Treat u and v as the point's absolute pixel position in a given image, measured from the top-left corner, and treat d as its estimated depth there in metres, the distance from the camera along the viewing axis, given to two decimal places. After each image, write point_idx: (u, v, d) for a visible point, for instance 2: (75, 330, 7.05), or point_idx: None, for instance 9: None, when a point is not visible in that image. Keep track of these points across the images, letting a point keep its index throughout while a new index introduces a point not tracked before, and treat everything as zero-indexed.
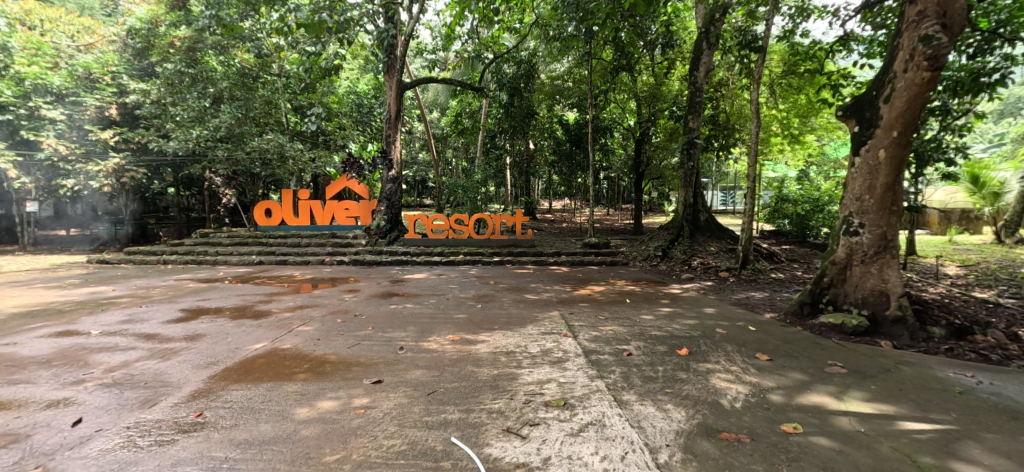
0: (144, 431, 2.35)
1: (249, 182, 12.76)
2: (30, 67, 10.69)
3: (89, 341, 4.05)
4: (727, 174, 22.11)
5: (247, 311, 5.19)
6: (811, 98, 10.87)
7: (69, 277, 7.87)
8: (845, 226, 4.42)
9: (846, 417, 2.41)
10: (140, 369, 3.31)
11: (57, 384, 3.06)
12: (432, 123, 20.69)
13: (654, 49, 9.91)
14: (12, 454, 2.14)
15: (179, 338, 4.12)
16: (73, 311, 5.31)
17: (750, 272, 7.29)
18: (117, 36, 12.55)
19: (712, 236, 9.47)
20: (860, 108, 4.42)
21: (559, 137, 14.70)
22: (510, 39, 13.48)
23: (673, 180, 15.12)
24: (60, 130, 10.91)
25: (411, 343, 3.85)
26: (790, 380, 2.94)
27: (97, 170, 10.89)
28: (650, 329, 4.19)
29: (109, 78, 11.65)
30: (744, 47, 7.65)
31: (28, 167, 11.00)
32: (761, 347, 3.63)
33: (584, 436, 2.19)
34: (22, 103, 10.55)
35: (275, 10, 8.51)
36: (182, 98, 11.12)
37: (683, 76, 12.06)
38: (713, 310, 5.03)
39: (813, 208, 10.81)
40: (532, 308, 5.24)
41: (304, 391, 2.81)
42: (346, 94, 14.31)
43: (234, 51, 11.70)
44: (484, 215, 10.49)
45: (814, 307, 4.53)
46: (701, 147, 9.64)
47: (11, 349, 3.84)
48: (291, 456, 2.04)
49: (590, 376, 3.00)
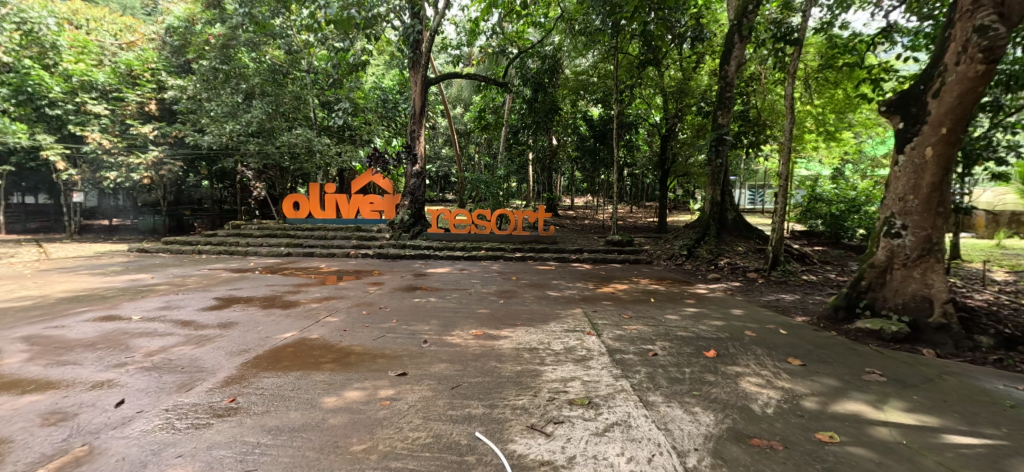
0: (182, 414, 2.45)
1: (279, 176, 13.17)
2: (78, 64, 11.52)
3: (130, 326, 4.24)
4: (757, 172, 21.48)
5: (277, 301, 5.34)
6: (848, 93, 10.48)
7: (112, 265, 8.26)
8: (886, 228, 4.23)
9: (885, 427, 2.30)
10: (177, 355, 3.44)
11: (101, 366, 3.21)
12: (456, 118, 20.67)
13: (684, 44, 9.63)
14: (62, 432, 2.26)
15: (213, 325, 4.27)
16: (116, 297, 5.58)
17: (781, 273, 7.06)
18: (156, 35, 13.20)
19: (740, 236, 9.21)
20: (905, 103, 4.20)
21: (582, 133, 14.76)
22: (536, 33, 13.39)
23: (700, 178, 14.79)
24: (105, 125, 11.58)
25: (434, 336, 3.89)
26: (823, 386, 2.83)
27: (137, 163, 11.45)
28: (676, 329, 4.10)
29: (149, 75, 12.28)
30: (779, 40, 7.37)
31: (75, 159, 11.78)
32: (793, 351, 3.51)
33: (610, 436, 2.16)
34: (69, 99, 11.43)
35: (306, 7, 8.88)
36: (216, 94, 11.61)
37: (713, 71, 11.78)
38: (741, 312, 4.90)
39: (848, 209, 10.41)
40: (554, 305, 5.22)
41: (331, 381, 2.87)
42: (372, 90, 14.47)
43: (265, 48, 11.97)
44: (506, 212, 10.49)
45: (850, 312, 4.34)
46: (731, 143, 9.34)
47: (60, 331, 4.07)
48: (319, 444, 2.08)
49: (614, 375, 2.97)
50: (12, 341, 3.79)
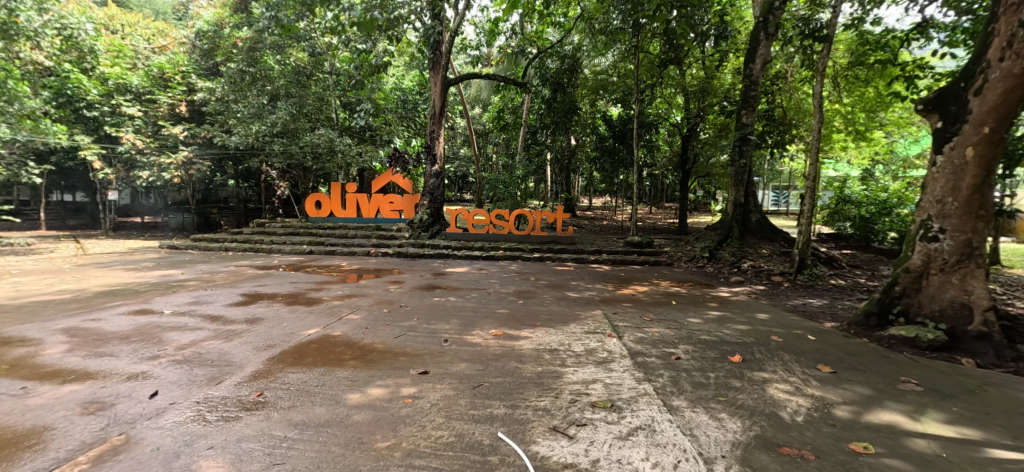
0: (212, 407, 2.52)
1: (301, 175, 13.47)
2: (113, 68, 12.03)
3: (162, 320, 4.39)
4: (782, 173, 20.91)
5: (300, 298, 5.45)
6: (880, 91, 10.12)
7: (144, 261, 8.58)
8: (923, 231, 4.06)
9: (923, 439, 2.21)
10: (207, 349, 3.55)
11: (135, 358, 3.33)
12: (474, 119, 20.77)
13: (707, 42, 9.45)
14: (100, 421, 2.35)
15: (240, 321, 4.39)
16: (148, 291, 5.79)
17: (807, 276, 6.87)
18: (187, 39, 13.65)
19: (764, 238, 8.99)
20: (945, 102, 4.02)
21: (601, 133, 14.64)
22: (555, 33, 13.36)
23: (722, 179, 14.49)
24: (138, 126, 12.08)
25: (455, 335, 3.91)
26: (856, 394, 2.74)
27: (168, 163, 11.87)
28: (699, 333, 4.02)
29: (179, 78, 12.73)
30: (808, 37, 7.15)
31: (111, 159, 12.30)
32: (822, 358, 3.40)
33: (634, 440, 2.13)
34: (105, 101, 11.96)
35: (330, 9, 9.08)
36: (243, 96, 11.94)
37: (736, 69, 11.55)
38: (766, 316, 4.78)
39: (879, 211, 10.04)
40: (573, 306, 5.18)
41: (355, 378, 2.91)
42: (392, 90, 14.57)
43: (290, 51, 12.23)
44: (525, 212, 10.47)
45: (882, 318, 4.19)
46: (756, 143, 9.12)
47: (97, 324, 4.24)
48: (344, 440, 2.11)
49: (637, 378, 2.93)
50: (53, 332, 3.97)
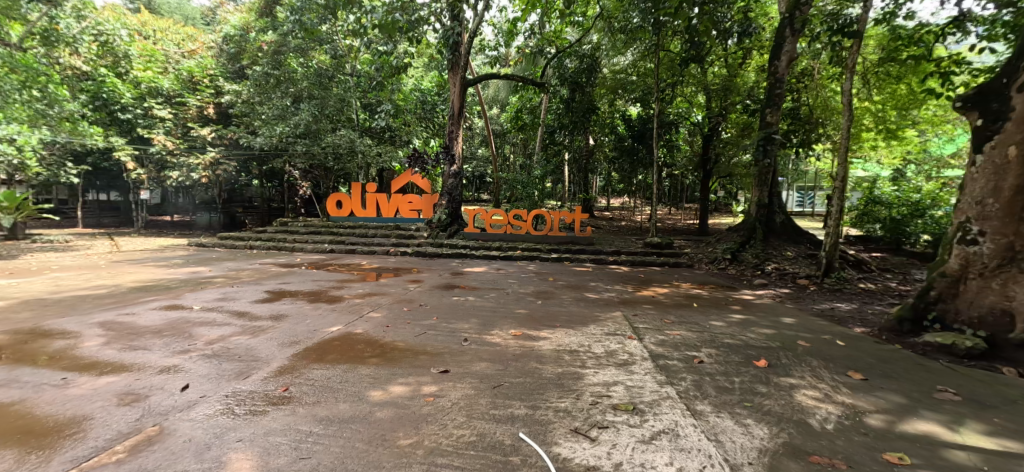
0: (241, 401, 2.59)
1: (323, 176, 13.74)
2: (146, 72, 12.50)
3: (191, 315, 4.54)
4: (808, 173, 20.32)
5: (323, 296, 5.56)
6: (913, 88, 9.74)
7: (174, 258, 8.88)
8: (961, 234, 3.89)
9: (963, 451, 2.11)
10: (234, 344, 3.65)
11: (167, 352, 3.45)
12: (492, 119, 20.85)
13: (730, 39, 9.27)
14: (136, 412, 2.45)
15: (265, 317, 4.50)
16: (178, 287, 5.99)
17: (835, 280, 6.66)
18: (215, 43, 14.09)
19: (789, 240, 8.76)
20: (985, 99, 3.86)
21: (620, 133, 14.50)
22: (573, 33, 13.31)
23: (745, 179, 14.18)
24: (169, 128, 12.55)
25: (474, 335, 3.93)
26: (889, 402, 2.64)
27: (197, 163, 12.29)
28: (722, 336, 3.95)
29: (208, 81, 13.17)
30: (837, 33, 6.92)
31: (143, 160, 12.81)
32: (853, 364, 3.30)
33: (657, 444, 2.11)
34: (139, 104, 12.47)
35: (352, 13, 9.26)
36: (268, 98, 12.24)
37: (760, 67, 11.30)
38: (791, 320, 4.66)
39: (912, 212, 9.66)
40: (592, 307, 5.15)
41: (377, 375, 2.94)
42: (412, 91, 14.71)
43: (313, 54, 12.48)
44: (543, 212, 10.45)
45: (916, 325, 4.04)
46: (781, 143, 8.89)
47: (131, 318, 4.41)
48: (368, 436, 2.14)
49: (659, 381, 2.89)
50: (90, 326, 4.14)
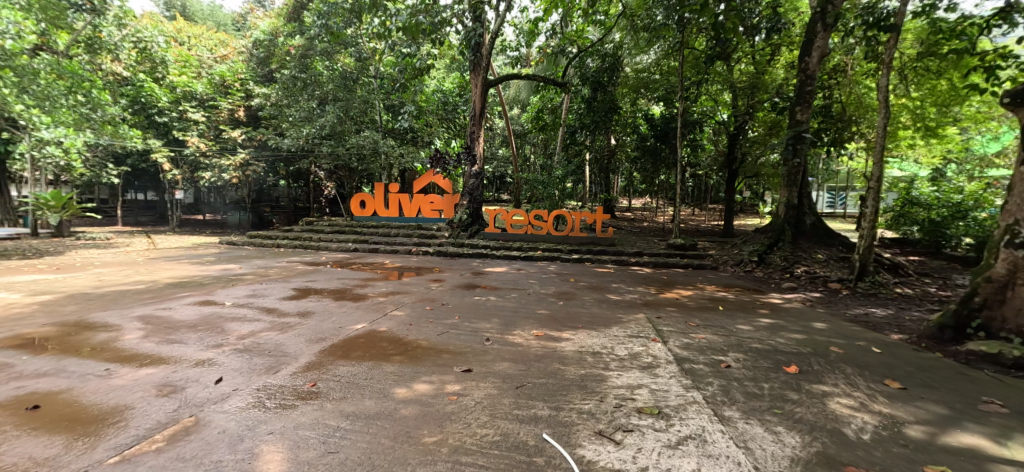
0: (271, 394, 2.66)
1: (347, 176, 14.01)
2: (181, 77, 13.02)
3: (223, 311, 4.70)
4: (840, 173, 19.59)
5: (348, 294, 5.68)
6: (955, 83, 9.28)
7: (206, 255, 9.22)
8: (1009, 237, 3.68)
9: (1011, 466, 2.00)
10: (264, 339, 3.76)
11: (202, 346, 3.58)
12: (513, 119, 20.88)
13: (757, 35, 9.02)
14: (173, 403, 2.55)
15: (293, 314, 4.62)
16: (211, 284, 6.22)
17: (869, 284, 6.41)
18: (245, 48, 14.56)
19: (819, 243, 8.46)
20: None
21: (643, 132, 14.30)
22: (595, 31, 13.20)
23: (772, 179, 13.77)
24: (202, 130, 13.09)
25: (496, 335, 3.94)
26: (930, 413, 2.52)
27: (228, 164, 12.74)
28: (749, 341, 3.85)
29: (238, 84, 13.64)
30: (873, 27, 6.64)
31: (178, 161, 13.37)
32: (890, 372, 3.16)
33: (684, 450, 2.07)
34: (174, 108, 13.03)
35: (377, 16, 9.43)
36: (295, 101, 12.56)
37: (790, 63, 10.96)
38: (823, 325, 4.50)
39: (953, 214, 9.19)
40: (615, 309, 5.09)
41: (401, 373, 2.98)
42: (434, 93, 14.83)
43: (338, 57, 12.63)
44: (563, 213, 10.39)
45: (959, 332, 3.84)
46: (812, 142, 8.59)
47: (167, 313, 4.59)
48: (393, 433, 2.17)
49: (684, 385, 2.84)
50: (130, 319, 4.34)
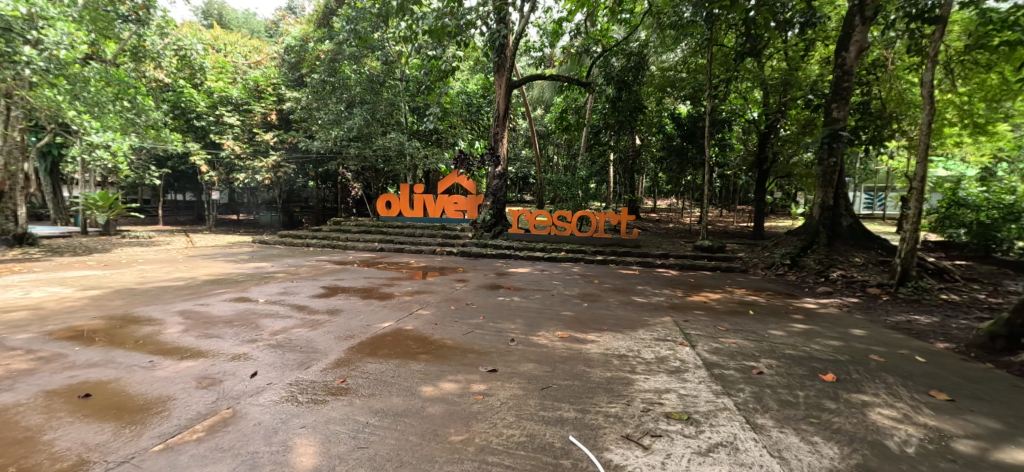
0: (303, 389, 2.74)
1: (374, 177, 14.29)
2: (218, 82, 13.54)
3: (257, 308, 4.87)
4: (879, 173, 18.74)
5: (374, 292, 5.79)
6: (1006, 77, 8.74)
7: (240, 254, 9.58)
8: None
9: None
10: (295, 335, 3.88)
11: (237, 340, 3.72)
12: (536, 120, 20.86)
13: (791, 31, 8.73)
14: (212, 395, 2.65)
15: (323, 311, 4.75)
16: (245, 281, 6.46)
17: (911, 289, 6.11)
18: (277, 54, 15.07)
19: (857, 246, 8.07)
20: None
21: (668, 132, 14.05)
22: (621, 30, 13.05)
23: (806, 179, 13.30)
24: (237, 133, 13.67)
25: (521, 335, 3.94)
26: (981, 427, 2.38)
27: (261, 166, 13.23)
28: (782, 347, 3.73)
29: (271, 89, 14.16)
30: (916, 19, 6.32)
31: (215, 163, 13.96)
32: (935, 383, 3.00)
33: (715, 457, 2.02)
34: (211, 113, 13.64)
35: (404, 20, 9.58)
36: (325, 104, 12.90)
37: (825, 59, 10.56)
38: (861, 332, 4.31)
39: (1004, 216, 8.66)
40: (641, 311, 5.02)
41: (427, 372, 3.02)
42: (458, 94, 14.96)
43: (365, 61, 13.01)
44: (587, 213, 10.30)
45: (1012, 342, 3.61)
46: (849, 140, 8.25)
47: (205, 308, 4.79)
48: (421, 430, 2.20)
49: (715, 391, 2.77)
50: (171, 314, 4.55)
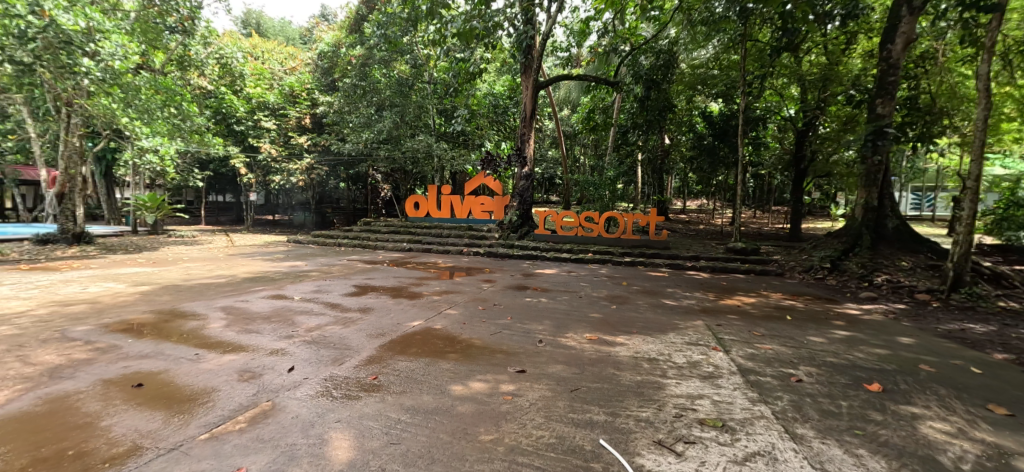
0: (337, 385, 2.82)
1: (403, 178, 14.54)
2: (256, 89, 14.10)
3: (293, 305, 5.05)
4: (928, 171, 17.69)
5: (404, 292, 5.90)
6: None
7: (276, 253, 9.94)
8: None
9: None
10: (329, 332, 4.00)
11: (275, 336, 3.87)
12: (563, 120, 20.75)
13: (831, 24, 8.34)
14: (253, 388, 2.77)
15: (355, 309, 4.87)
16: (281, 279, 6.70)
17: (965, 296, 5.74)
18: (311, 59, 15.57)
19: (904, 249, 7.59)
20: None
21: (699, 131, 13.71)
22: (650, 28, 12.82)
23: (846, 179, 12.69)
24: (274, 137, 14.23)
25: (549, 337, 3.93)
26: None
27: (296, 168, 13.72)
28: (822, 354, 3.57)
29: (305, 94, 14.65)
30: (970, 9, 5.93)
31: (252, 166, 14.56)
32: (993, 396, 2.81)
33: (751, 467, 1.96)
34: (250, 118, 14.23)
35: (433, 23, 9.71)
36: (356, 107, 13.24)
37: (868, 53, 10.05)
38: (910, 340, 4.08)
39: None
40: (671, 314, 4.91)
41: (457, 371, 3.05)
42: (485, 96, 15.04)
43: (394, 64, 12.95)
44: (615, 214, 10.17)
45: None
46: (896, 137, 7.82)
47: (245, 305, 5.01)
48: (452, 429, 2.22)
49: (750, 398, 2.68)
50: (214, 310, 4.77)
